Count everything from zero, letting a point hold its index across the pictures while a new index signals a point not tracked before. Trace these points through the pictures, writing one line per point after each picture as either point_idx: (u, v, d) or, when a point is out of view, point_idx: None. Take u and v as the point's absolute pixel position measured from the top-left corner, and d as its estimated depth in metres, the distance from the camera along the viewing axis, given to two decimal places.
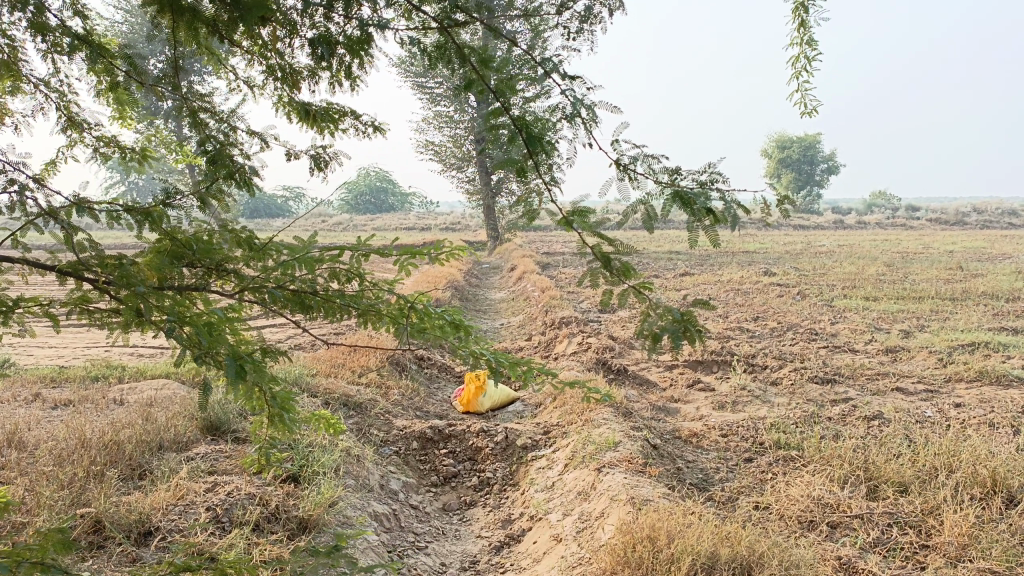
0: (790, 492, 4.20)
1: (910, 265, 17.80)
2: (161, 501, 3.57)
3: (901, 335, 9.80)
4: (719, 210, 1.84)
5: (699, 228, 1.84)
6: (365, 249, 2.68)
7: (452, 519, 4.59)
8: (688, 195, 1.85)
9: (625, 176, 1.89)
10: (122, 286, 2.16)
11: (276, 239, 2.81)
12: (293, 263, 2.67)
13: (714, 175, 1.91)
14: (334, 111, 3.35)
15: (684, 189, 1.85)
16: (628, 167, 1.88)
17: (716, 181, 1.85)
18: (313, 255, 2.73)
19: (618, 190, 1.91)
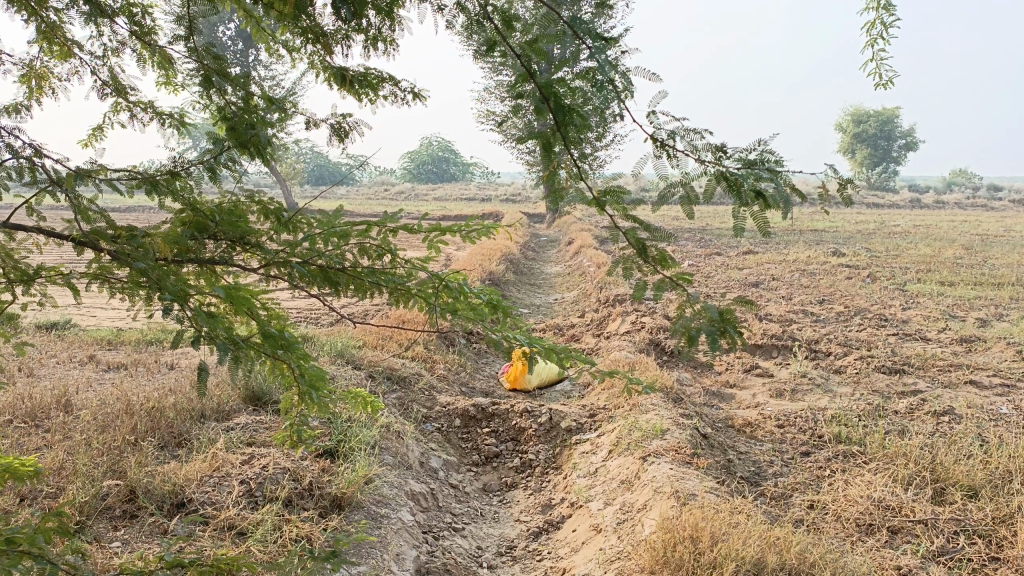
0: (848, 492, 3.95)
1: (990, 249, 16.90)
2: (197, 471, 3.50)
3: (977, 324, 9.27)
4: (771, 193, 1.63)
5: (747, 213, 1.64)
6: (393, 225, 2.56)
7: (491, 500, 4.48)
8: (734, 175, 1.65)
9: (662, 152, 1.69)
10: (125, 263, 2.08)
11: (304, 213, 2.74)
12: (319, 237, 2.58)
13: (765, 153, 1.70)
14: (371, 77, 3.24)
15: (731, 168, 1.65)
16: (666, 142, 1.68)
17: (768, 160, 1.64)
18: (342, 230, 2.63)
19: (654, 168, 1.71)
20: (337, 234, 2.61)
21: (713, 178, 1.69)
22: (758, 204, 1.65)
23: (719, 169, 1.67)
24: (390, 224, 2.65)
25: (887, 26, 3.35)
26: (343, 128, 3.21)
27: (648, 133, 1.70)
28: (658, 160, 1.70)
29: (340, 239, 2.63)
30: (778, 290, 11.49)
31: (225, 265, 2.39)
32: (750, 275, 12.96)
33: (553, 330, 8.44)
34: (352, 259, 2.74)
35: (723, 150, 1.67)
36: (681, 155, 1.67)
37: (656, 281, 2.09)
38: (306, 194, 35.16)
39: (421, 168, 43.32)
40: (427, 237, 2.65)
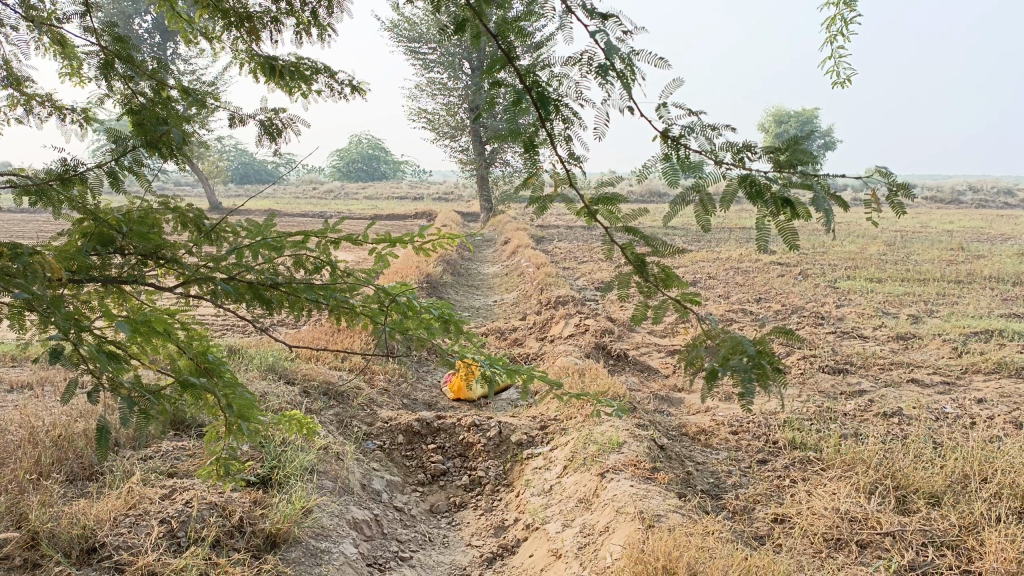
0: (813, 505, 3.81)
1: (911, 245, 17.41)
2: (111, 510, 3.11)
3: (910, 320, 9.42)
4: (798, 200, 1.65)
5: (771, 222, 1.68)
6: (335, 235, 2.26)
7: (440, 523, 4.19)
8: (761, 179, 1.67)
9: (679, 154, 1.72)
10: (3, 287, 1.69)
11: (231, 220, 2.42)
12: (248, 249, 2.27)
13: (799, 152, 1.69)
14: (305, 67, 2.93)
15: (757, 173, 1.68)
16: (680, 141, 1.70)
17: (798, 167, 1.66)
18: (276, 240, 2.32)
19: (671, 169, 1.73)
20: (270, 245, 2.30)
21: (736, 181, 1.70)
22: (785, 213, 1.69)
23: (744, 173, 1.70)
24: (332, 232, 2.36)
25: (849, 21, 3.20)
26: (275, 125, 2.89)
27: (660, 131, 1.71)
28: (673, 161, 1.73)
29: (275, 250, 2.31)
30: (716, 289, 11.49)
31: (136, 283, 2.03)
32: (687, 274, 12.96)
33: (495, 335, 8.18)
34: (287, 272, 2.42)
35: (746, 153, 1.69)
36: (700, 157, 1.69)
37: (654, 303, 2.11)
38: (231, 193, 34.03)
39: (351, 166, 42.46)
40: (374, 248, 2.36)
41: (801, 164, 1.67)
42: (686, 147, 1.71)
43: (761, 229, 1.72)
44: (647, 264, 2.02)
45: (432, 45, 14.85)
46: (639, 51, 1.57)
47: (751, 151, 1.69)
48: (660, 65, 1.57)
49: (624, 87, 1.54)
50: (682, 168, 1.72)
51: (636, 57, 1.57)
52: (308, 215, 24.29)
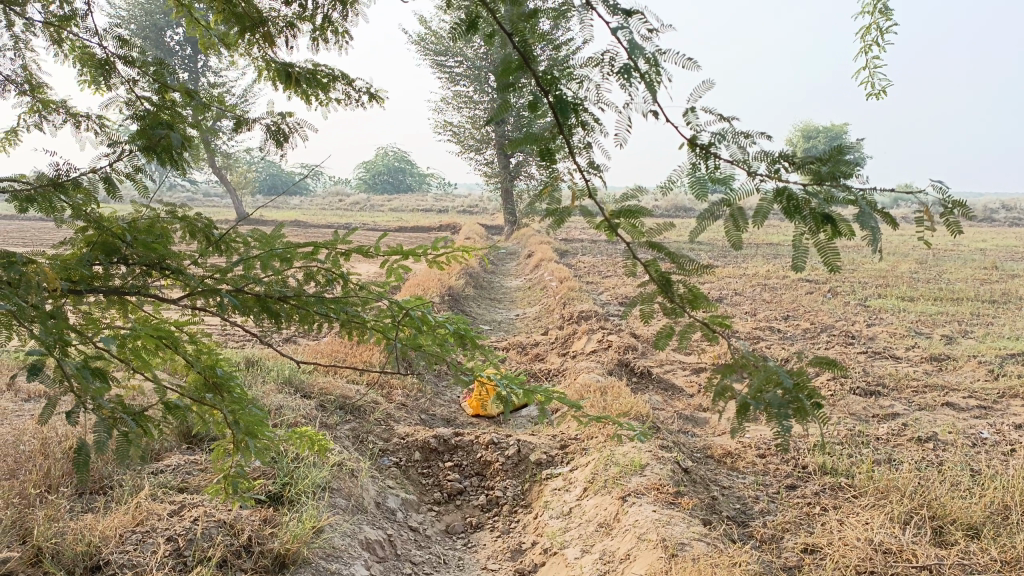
0: (845, 535, 3.63)
1: (943, 263, 17.05)
2: (118, 525, 3.03)
3: (943, 341, 9.15)
4: (839, 218, 1.55)
5: (809, 240, 1.59)
6: (346, 246, 2.17)
7: (455, 544, 4.07)
8: (799, 194, 1.57)
9: (708, 164, 1.61)
10: None
11: (240, 230, 2.34)
12: (254, 260, 2.18)
13: (843, 163, 1.56)
14: (321, 75, 2.86)
15: (793, 187, 1.57)
16: (709, 151, 1.60)
17: (839, 180, 1.55)
18: (284, 251, 2.23)
19: (699, 180, 1.62)
20: (278, 256, 2.21)
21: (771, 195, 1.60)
22: (825, 230, 1.57)
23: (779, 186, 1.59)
24: (342, 244, 2.27)
25: (886, 31, 3.08)
26: (285, 131, 2.81)
27: (687, 139, 1.60)
28: (701, 171, 1.62)
29: (284, 262, 2.23)
30: (742, 306, 11.30)
31: (134, 295, 1.96)
32: (712, 290, 12.76)
33: (516, 350, 8.07)
34: (297, 285, 2.33)
35: (782, 164, 1.58)
36: (731, 168, 1.58)
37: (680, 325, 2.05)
38: (258, 204, 34.34)
39: (377, 178, 42.69)
40: (386, 261, 2.26)
41: (843, 177, 1.55)
42: (716, 158, 1.60)
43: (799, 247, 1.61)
44: (672, 283, 1.94)
45: (458, 59, 14.87)
46: (665, 51, 1.46)
47: (787, 162, 1.57)
48: (687, 67, 1.45)
49: (647, 90, 1.43)
50: (711, 180, 1.61)
51: (662, 57, 1.45)
52: (333, 226, 24.40)
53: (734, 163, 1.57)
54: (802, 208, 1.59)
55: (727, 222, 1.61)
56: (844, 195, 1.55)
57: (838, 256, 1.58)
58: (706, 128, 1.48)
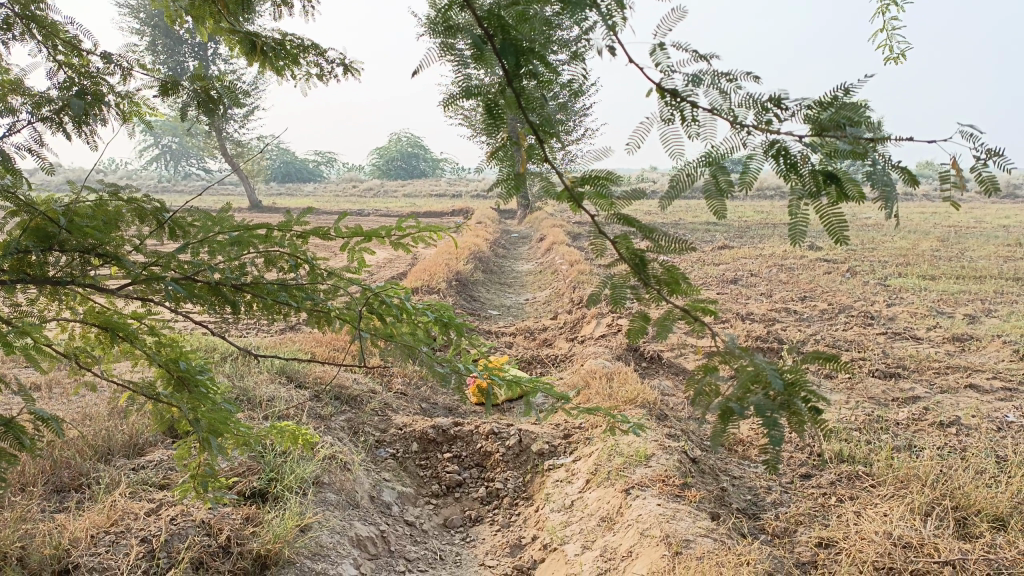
0: (862, 528, 3.42)
1: (966, 240, 16.63)
2: (90, 526, 2.89)
3: (966, 320, 8.86)
4: (845, 175, 1.34)
5: (808, 205, 1.37)
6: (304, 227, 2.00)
7: (453, 539, 3.90)
8: (796, 149, 1.37)
9: (684, 115, 1.39)
10: None
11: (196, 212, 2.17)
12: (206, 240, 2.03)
13: (846, 109, 1.35)
14: (291, 45, 2.69)
15: (789, 140, 1.37)
16: (685, 99, 1.39)
17: (845, 128, 1.33)
18: (238, 234, 2.06)
19: (674, 136, 1.41)
20: (232, 239, 2.06)
21: (761, 151, 1.40)
22: (829, 191, 1.36)
23: (771, 138, 1.38)
24: (300, 226, 2.12)
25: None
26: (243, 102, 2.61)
27: (657, 85, 1.40)
28: (675, 124, 1.41)
29: (239, 245, 2.08)
30: (758, 287, 11.04)
31: (68, 283, 1.79)
32: (727, 272, 12.49)
33: (524, 335, 7.87)
34: (257, 272, 2.16)
35: (773, 113, 1.34)
36: (712, 119, 1.37)
37: (660, 313, 1.93)
38: (271, 192, 34.29)
39: (390, 164, 42.54)
40: (345, 242, 2.15)
41: (849, 124, 1.33)
42: (694, 106, 1.39)
43: (796, 214, 1.40)
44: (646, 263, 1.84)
45: None
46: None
47: (781, 108, 1.34)
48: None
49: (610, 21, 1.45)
50: (689, 136, 1.40)
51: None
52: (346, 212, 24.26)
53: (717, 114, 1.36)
54: (802, 165, 1.39)
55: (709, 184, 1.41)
56: (850, 148, 1.34)
57: (843, 222, 1.38)
58: (675, 69, 1.37)
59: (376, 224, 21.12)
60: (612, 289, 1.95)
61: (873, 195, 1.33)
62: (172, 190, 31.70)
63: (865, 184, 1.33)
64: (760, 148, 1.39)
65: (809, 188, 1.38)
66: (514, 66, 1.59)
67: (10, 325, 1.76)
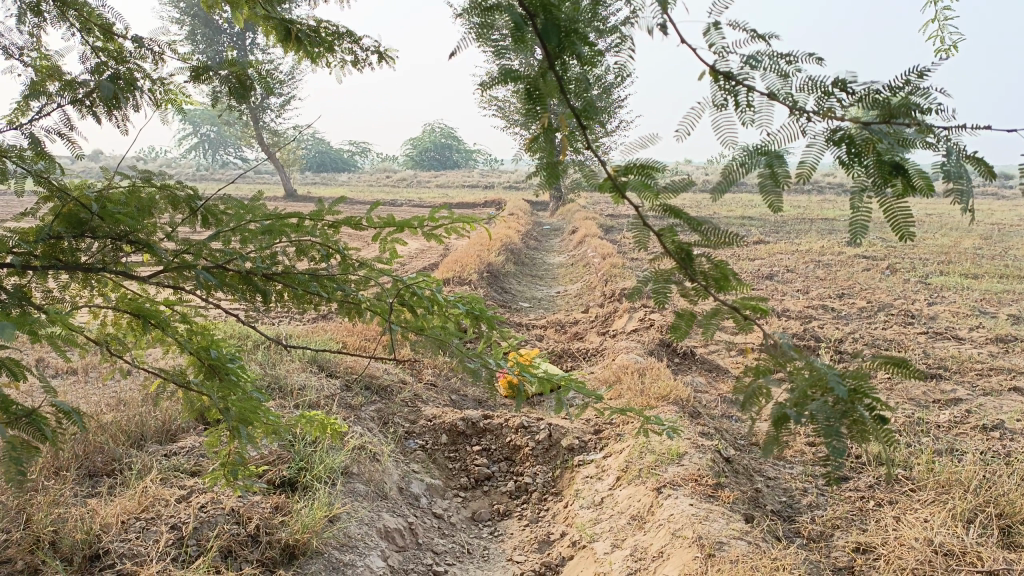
0: (902, 534, 3.32)
1: (1011, 238, 16.17)
2: (121, 512, 2.91)
3: (1010, 321, 8.61)
4: (914, 166, 1.26)
5: (873, 197, 1.29)
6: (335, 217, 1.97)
7: (481, 533, 3.87)
8: (859, 138, 1.30)
9: (739, 100, 1.33)
10: None
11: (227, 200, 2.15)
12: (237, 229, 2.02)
13: (913, 97, 1.30)
14: (325, 31, 2.66)
15: (852, 127, 1.30)
16: (740, 82, 1.32)
17: (914, 114, 1.27)
18: (270, 223, 2.04)
19: (727, 122, 1.34)
20: (261, 228, 2.04)
21: (820, 140, 1.33)
22: (896, 184, 1.29)
23: (831, 125, 1.32)
24: (332, 216, 2.10)
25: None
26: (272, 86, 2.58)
27: (711, 67, 1.34)
28: (729, 110, 1.34)
29: (270, 234, 2.05)
30: (794, 283, 10.85)
31: (99, 270, 1.79)
32: (762, 268, 12.29)
33: (555, 328, 7.82)
34: (288, 261, 2.14)
35: (836, 98, 1.31)
36: (769, 104, 1.31)
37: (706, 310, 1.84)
38: (306, 182, 34.56)
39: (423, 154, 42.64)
40: (379, 231, 2.13)
41: (917, 110, 1.28)
42: (750, 91, 1.33)
43: (858, 209, 1.32)
44: (693, 258, 1.82)
45: None
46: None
47: (845, 94, 1.31)
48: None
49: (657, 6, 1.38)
50: (744, 123, 1.33)
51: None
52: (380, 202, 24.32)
53: (775, 99, 1.29)
54: (865, 156, 1.31)
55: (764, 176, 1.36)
56: (919, 137, 1.27)
57: (909, 217, 1.30)
58: (731, 51, 1.32)
59: (409, 214, 21.15)
60: (649, 285, 1.90)
61: (945, 187, 1.26)
62: (208, 178, 32.10)
63: (936, 174, 1.26)
64: (820, 137, 1.33)
65: (873, 179, 1.31)
66: (556, 47, 1.54)
67: (42, 312, 1.76)
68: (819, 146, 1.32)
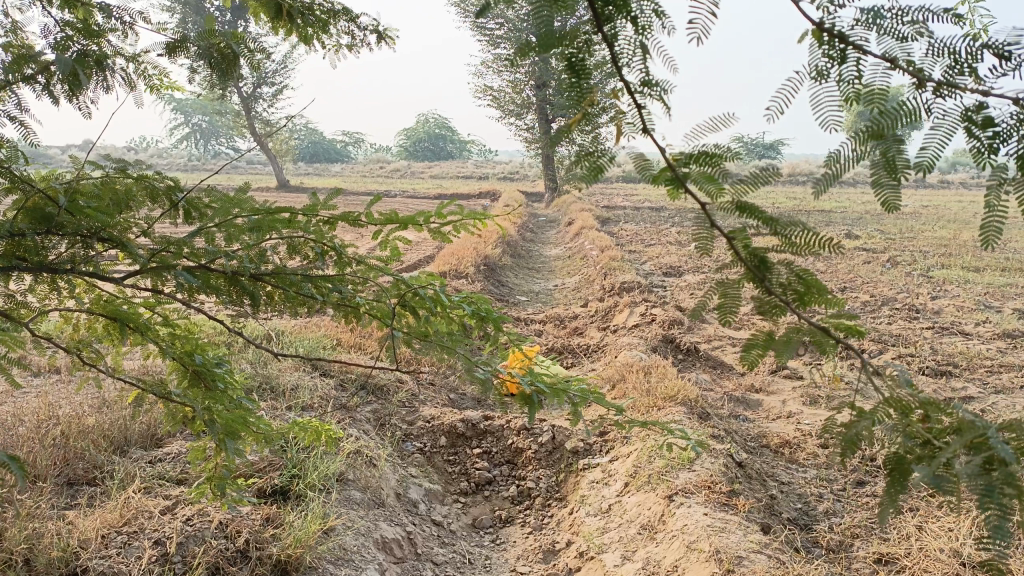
0: (927, 544, 3.16)
1: (1010, 231, 16.06)
2: (101, 525, 2.74)
3: (1016, 316, 8.48)
4: None
5: (1008, 193, 1.13)
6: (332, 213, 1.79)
7: (483, 541, 3.69)
8: (1000, 123, 1.13)
9: (845, 72, 1.18)
10: None
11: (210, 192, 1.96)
12: (222, 224, 1.85)
13: None
14: (319, 10, 2.47)
15: (990, 109, 1.14)
16: (850, 47, 1.18)
17: None
18: (259, 218, 1.84)
19: (828, 97, 1.20)
20: (248, 224, 1.86)
21: (948, 125, 1.16)
22: None
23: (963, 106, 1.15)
24: (328, 210, 1.92)
25: None
26: None
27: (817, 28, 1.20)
28: (830, 82, 1.19)
29: (258, 231, 1.87)
30: None
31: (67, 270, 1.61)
32: None
33: (554, 323, 7.64)
34: (279, 260, 1.96)
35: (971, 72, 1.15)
36: (885, 75, 1.16)
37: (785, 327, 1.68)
38: (299, 172, 34.28)
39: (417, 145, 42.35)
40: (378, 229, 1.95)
41: None
42: (858, 59, 1.18)
43: (993, 207, 1.15)
44: (769, 265, 1.46)
45: None
46: None
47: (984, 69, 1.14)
48: None
49: None
50: (846, 100, 1.19)
51: None
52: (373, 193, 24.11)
53: (892, 67, 1.14)
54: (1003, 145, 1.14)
55: (875, 169, 1.17)
56: None
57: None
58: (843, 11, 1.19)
59: (403, 205, 20.97)
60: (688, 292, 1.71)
61: None
62: (200, 168, 31.82)
63: None
64: (948, 116, 1.16)
65: (1009, 172, 1.14)
66: None
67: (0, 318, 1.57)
68: (946, 129, 1.15)
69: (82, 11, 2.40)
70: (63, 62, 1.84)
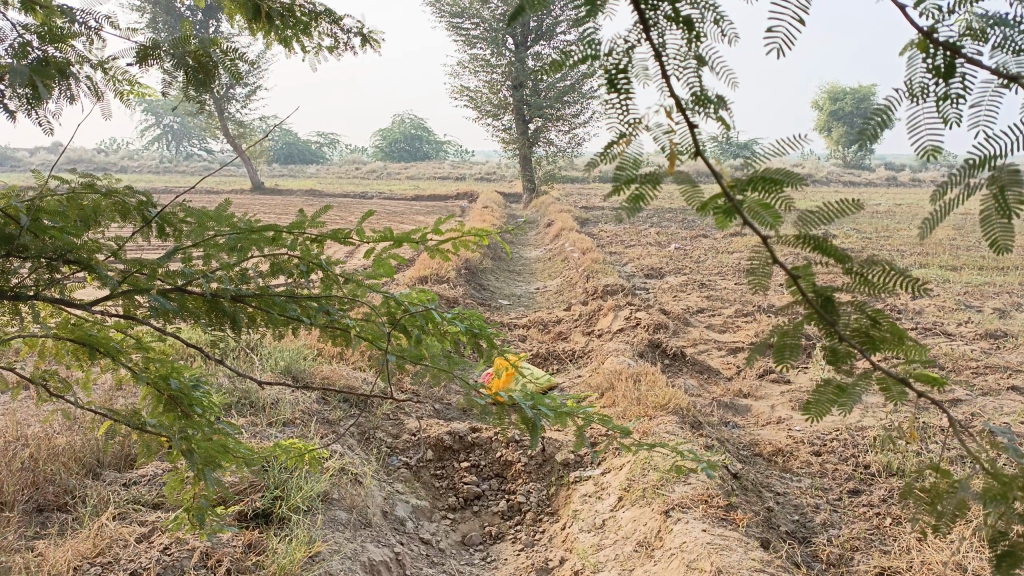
0: (928, 557, 3.10)
1: (984, 229, 16.24)
2: (73, 556, 2.59)
3: (996, 315, 8.53)
4: None
5: None
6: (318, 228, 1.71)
7: (473, 558, 3.56)
8: None
9: (952, 90, 1.06)
10: None
11: (185, 207, 1.83)
12: (200, 242, 1.74)
13: None
14: (299, 13, 2.35)
15: None
16: (960, 62, 1.05)
17: None
18: (239, 236, 1.72)
19: (927, 118, 1.08)
20: (230, 243, 1.75)
21: None
22: None
23: None
24: (315, 228, 1.80)
25: None
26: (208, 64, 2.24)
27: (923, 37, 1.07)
28: (930, 102, 1.07)
29: (239, 250, 1.75)
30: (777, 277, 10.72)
31: (31, 296, 1.49)
32: (742, 260, 12.16)
33: (537, 327, 7.53)
34: (261, 280, 1.84)
35: None
36: (998, 94, 1.04)
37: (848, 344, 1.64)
38: (273, 174, 33.91)
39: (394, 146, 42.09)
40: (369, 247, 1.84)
41: None
42: (968, 74, 1.06)
43: None
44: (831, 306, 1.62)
45: None
46: None
47: None
48: None
49: None
50: (949, 120, 1.06)
51: None
52: (350, 195, 23.88)
53: (1008, 86, 1.02)
54: None
55: (989, 201, 1.09)
56: None
57: None
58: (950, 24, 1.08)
59: (380, 207, 20.78)
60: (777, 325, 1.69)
61: None
62: (173, 171, 31.35)
63: None
64: None
65: None
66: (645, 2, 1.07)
67: None
68: None
69: (45, 14, 2.25)
70: (19, 73, 1.72)
